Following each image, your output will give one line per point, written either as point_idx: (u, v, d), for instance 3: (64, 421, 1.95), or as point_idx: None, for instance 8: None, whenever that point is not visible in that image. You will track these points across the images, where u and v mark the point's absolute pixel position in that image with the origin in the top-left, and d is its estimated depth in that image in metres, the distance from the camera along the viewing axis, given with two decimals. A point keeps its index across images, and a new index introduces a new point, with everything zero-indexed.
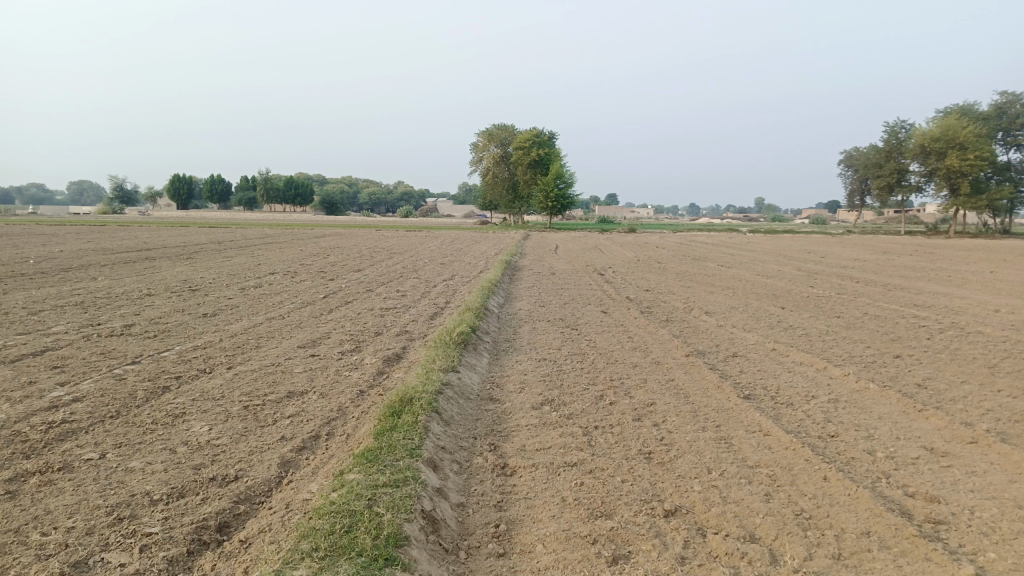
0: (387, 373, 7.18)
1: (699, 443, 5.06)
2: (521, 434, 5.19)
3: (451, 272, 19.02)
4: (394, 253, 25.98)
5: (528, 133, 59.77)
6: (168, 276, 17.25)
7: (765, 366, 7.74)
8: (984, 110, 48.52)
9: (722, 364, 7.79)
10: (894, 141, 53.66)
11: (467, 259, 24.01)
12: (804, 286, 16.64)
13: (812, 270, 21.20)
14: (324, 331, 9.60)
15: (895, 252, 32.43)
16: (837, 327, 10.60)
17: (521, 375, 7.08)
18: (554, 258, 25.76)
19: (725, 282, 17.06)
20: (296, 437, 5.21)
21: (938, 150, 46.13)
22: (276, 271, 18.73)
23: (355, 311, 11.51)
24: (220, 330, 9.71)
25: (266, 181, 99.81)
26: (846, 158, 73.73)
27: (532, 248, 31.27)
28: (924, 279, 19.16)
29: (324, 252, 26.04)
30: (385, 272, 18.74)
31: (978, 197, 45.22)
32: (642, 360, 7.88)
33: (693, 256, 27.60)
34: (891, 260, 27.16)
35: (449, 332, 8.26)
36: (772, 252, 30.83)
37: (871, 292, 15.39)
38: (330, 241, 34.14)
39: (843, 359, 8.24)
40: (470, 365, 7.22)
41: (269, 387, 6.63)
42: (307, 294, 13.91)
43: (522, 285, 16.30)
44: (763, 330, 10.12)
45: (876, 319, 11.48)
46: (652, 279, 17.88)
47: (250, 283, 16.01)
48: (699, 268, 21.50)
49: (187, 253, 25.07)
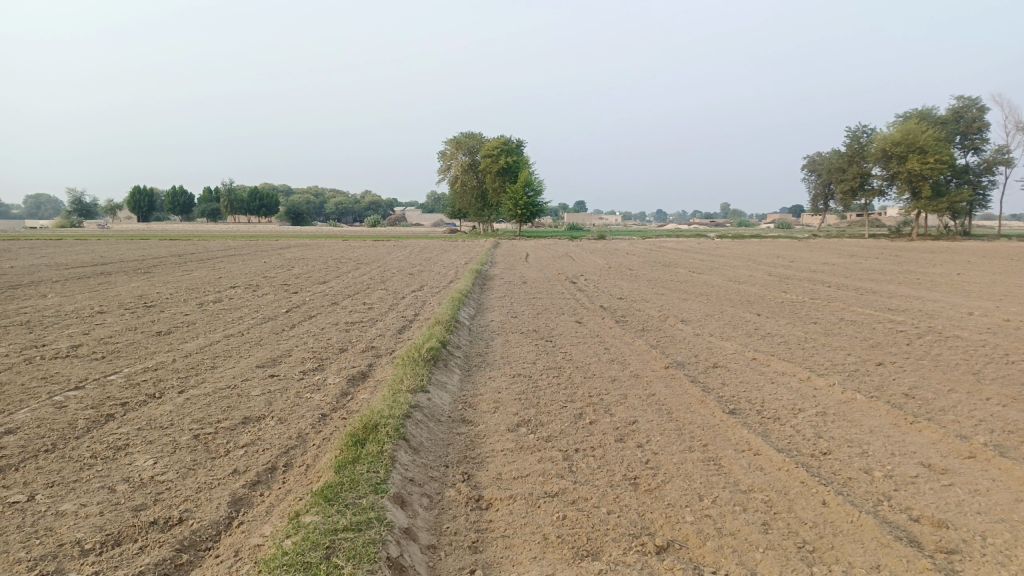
0: (352, 394, 6.74)
1: (687, 466, 4.72)
2: (496, 461, 4.81)
3: (419, 282, 18.56)
4: (361, 264, 25.44)
5: (496, 141, 59.61)
6: (123, 292, 16.55)
7: (748, 377, 7.46)
8: (942, 115, 49.51)
9: (703, 376, 7.48)
10: (856, 146, 54.49)
11: (437, 269, 23.62)
12: (777, 291, 16.52)
13: (784, 275, 21.17)
14: (286, 349, 9.11)
15: (862, 256, 32.73)
16: (815, 334, 10.41)
17: (495, 393, 6.69)
18: (525, 266, 25.48)
19: (699, 289, 16.88)
20: (250, 471, 4.76)
21: (899, 155, 46.90)
22: (238, 285, 18.09)
23: (319, 326, 11.02)
24: (174, 350, 9.16)
25: (230, 192, 98.14)
26: (810, 163, 74.75)
27: (502, 257, 30.97)
28: (894, 282, 19.19)
29: (289, 264, 25.40)
30: (352, 283, 18.23)
31: (938, 200, 46.02)
32: (620, 373, 7.55)
33: (663, 263, 27.46)
34: (859, 263, 27.36)
35: (418, 347, 7.84)
36: (742, 257, 30.91)
37: (844, 297, 15.32)
38: (296, 252, 33.54)
39: (826, 367, 8.00)
40: (440, 383, 6.81)
41: (223, 413, 6.15)
42: (269, 308, 13.37)
43: (494, 295, 15.94)
44: (742, 339, 9.88)
45: (853, 325, 11.32)
46: (625, 287, 17.66)
47: (210, 297, 15.40)
48: (672, 275, 21.33)
49: (146, 268, 24.27)
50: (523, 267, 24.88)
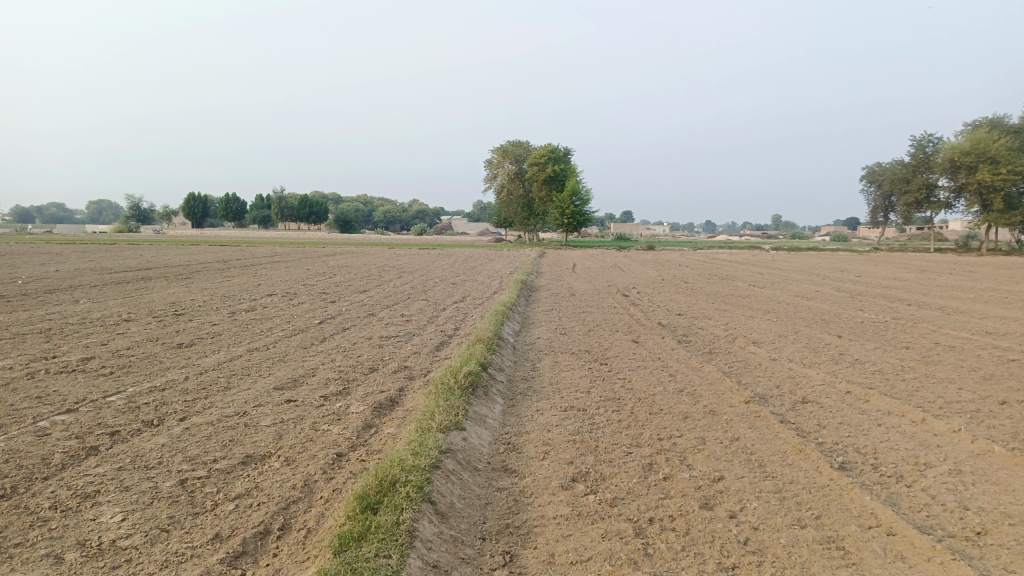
0: (375, 429, 5.72)
1: (803, 554, 3.56)
2: (547, 535, 3.71)
3: (462, 293, 17.57)
4: (404, 273, 24.73)
5: (544, 150, 58.70)
6: (156, 298, 15.95)
7: (848, 419, 6.25)
8: (1015, 123, 46.71)
9: (793, 416, 6.26)
10: (922, 155, 51.87)
11: (481, 278, 22.68)
12: (853, 309, 15.05)
13: (854, 291, 19.57)
14: (310, 367, 8.16)
15: (931, 270, 30.58)
16: (912, 361, 9.06)
17: (545, 430, 5.59)
18: (573, 277, 24.32)
19: (764, 305, 15.54)
20: (236, 537, 3.75)
21: (969, 165, 44.26)
22: (275, 292, 17.37)
23: (350, 340, 10.08)
24: (189, 365, 8.29)
25: (279, 199, 99.19)
26: (869, 172, 71.54)
27: (549, 267, 29.96)
28: (979, 301, 17.47)
29: (332, 272, 24.75)
30: (392, 293, 17.39)
31: (1011, 213, 43.20)
32: (693, 408, 6.37)
33: (718, 275, 26.04)
34: (933, 279, 25.47)
35: (454, 372, 6.74)
36: (802, 271, 29.17)
37: (930, 317, 13.80)
38: (338, 259, 33.06)
39: (939, 406, 6.72)
40: (478, 418, 5.74)
41: (222, 450, 5.19)
42: (301, 319, 12.50)
43: (541, 307, 14.89)
44: (827, 367, 8.60)
45: (951, 351, 9.89)
46: (682, 301, 16.42)
47: (242, 305, 14.65)
48: (731, 289, 19.98)
49: (186, 273, 23.87)
50: (571, 278, 23.75)
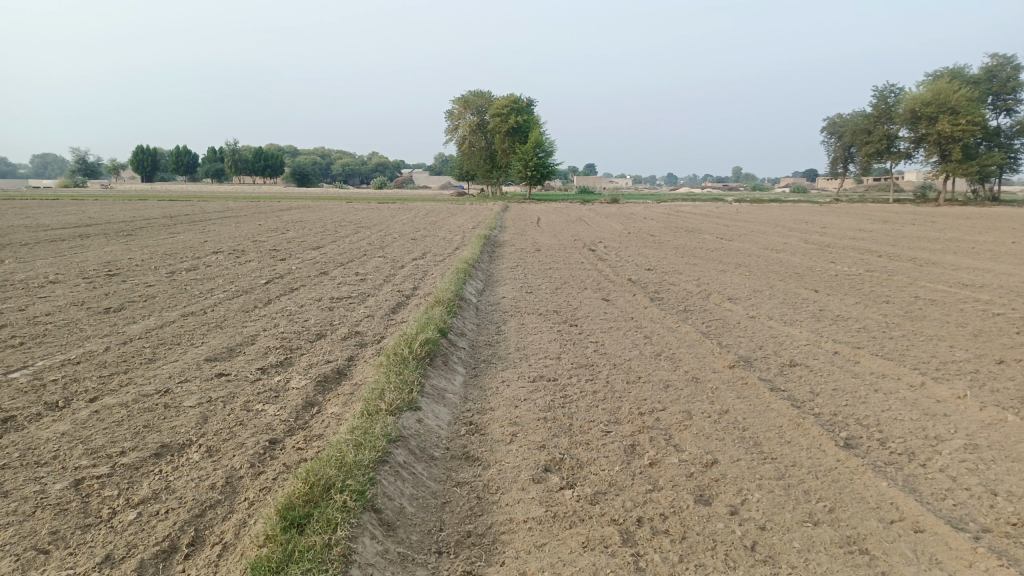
0: (317, 409, 4.98)
1: (824, 563, 2.96)
2: (516, 545, 3.06)
3: (421, 249, 16.74)
4: (361, 228, 23.71)
5: (506, 99, 57.25)
6: (90, 257, 14.76)
7: (842, 385, 5.72)
8: (975, 73, 46.72)
9: (783, 383, 5.69)
10: (883, 106, 51.78)
11: (443, 233, 21.85)
12: (824, 261, 14.65)
13: (823, 243, 19.24)
14: (248, 334, 7.32)
15: (894, 221, 30.50)
16: (895, 317, 8.61)
17: (512, 406, 4.92)
18: (537, 231, 23.63)
19: (734, 258, 15.05)
20: (130, 560, 3.02)
21: (929, 115, 44.19)
22: (221, 250, 16.29)
23: (297, 302, 9.25)
24: (112, 334, 7.39)
25: (232, 152, 95.63)
26: (829, 124, 71.46)
27: (512, 221, 29.20)
28: (946, 252, 17.24)
29: (283, 228, 23.56)
30: (347, 250, 16.49)
31: (969, 163, 43.45)
32: (674, 376, 5.76)
33: (684, 228, 25.60)
34: (897, 230, 25.37)
35: (409, 340, 5.99)
36: (767, 223, 28.87)
37: (904, 269, 13.46)
38: (293, 214, 31.60)
39: (936, 368, 6.23)
40: (435, 393, 5.04)
41: (133, 439, 4.41)
42: (246, 279, 11.56)
43: (505, 264, 14.18)
44: (809, 324, 8.09)
45: (932, 305, 9.47)
46: (650, 255, 15.85)
47: (184, 265, 13.60)
48: (698, 242, 19.51)
49: (129, 230, 22.47)
50: (535, 232, 23.06)
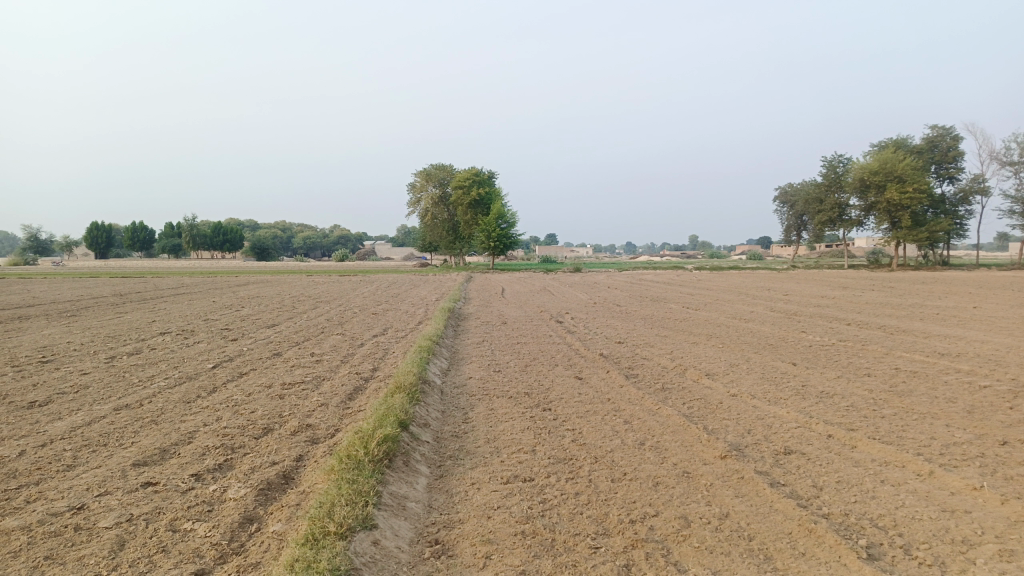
0: (257, 528, 4.28)
1: None
2: None
3: (383, 325, 16.10)
4: (320, 303, 23.05)
5: (467, 172, 57.77)
6: (25, 342, 13.74)
7: (846, 476, 5.21)
8: (917, 144, 48.64)
9: (782, 476, 5.16)
10: (833, 175, 53.38)
11: (405, 307, 21.26)
12: (796, 331, 14.39)
13: (791, 311, 19.13)
14: (186, 431, 6.55)
15: (854, 287, 30.84)
16: (882, 392, 8.21)
17: (483, 518, 4.26)
18: (502, 303, 23.20)
19: (705, 330, 14.71)
20: None
21: (878, 184, 45.63)
22: (169, 330, 15.38)
23: (246, 390, 8.50)
24: (30, 435, 6.55)
25: (191, 226, 94.32)
26: (782, 193, 73.69)
27: (476, 293, 28.80)
28: (913, 319, 17.17)
29: (239, 304, 22.70)
30: (304, 327, 15.76)
31: (918, 230, 44.72)
32: (663, 471, 5.19)
33: (650, 297, 25.43)
34: (858, 296, 25.56)
35: (364, 439, 5.32)
36: (731, 291, 28.90)
37: (877, 338, 13.23)
38: (251, 289, 30.71)
39: (942, 452, 5.76)
40: (394, 506, 4.36)
41: None
42: (192, 364, 10.75)
43: (470, 339, 13.61)
44: (795, 403, 7.64)
45: (916, 378, 9.11)
46: (619, 327, 15.45)
47: (126, 348, 12.71)
48: (666, 312, 19.24)
49: (72, 311, 21.34)
50: (500, 304, 22.59)
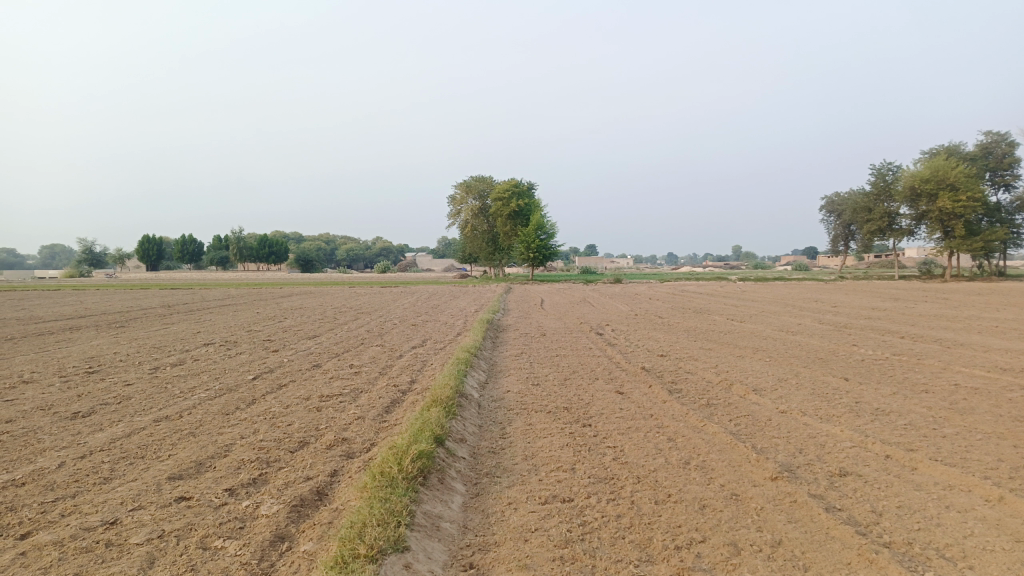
0: (288, 547, 4.17)
1: None
2: None
3: (422, 336, 16.04)
4: (361, 314, 23.13)
5: (506, 184, 57.84)
6: (74, 353, 14.04)
7: (907, 500, 4.89)
8: (971, 150, 47.04)
9: (838, 499, 4.86)
10: (882, 183, 51.91)
11: (445, 318, 21.21)
12: (846, 344, 13.87)
13: (840, 323, 18.50)
14: (222, 444, 6.51)
15: (906, 299, 29.80)
16: (942, 410, 7.78)
17: (519, 541, 4.08)
18: (542, 315, 23.01)
19: (751, 342, 14.29)
20: None
21: (929, 192, 44.20)
22: (213, 341, 15.58)
23: (283, 402, 8.47)
24: (72, 446, 6.59)
25: (237, 238, 96.35)
26: (828, 203, 72.05)
27: (516, 304, 28.65)
28: (970, 332, 16.43)
29: (281, 316, 22.94)
30: (343, 339, 15.81)
31: (973, 239, 43.17)
32: (709, 492, 4.94)
33: (693, 309, 24.94)
34: (911, 308, 24.65)
35: (399, 455, 5.19)
36: (777, 302, 28.19)
37: (934, 352, 12.66)
38: (294, 301, 31.09)
39: (1013, 476, 5.37)
40: (427, 526, 4.20)
41: None
42: (233, 375, 10.80)
43: (508, 351, 13.45)
44: (849, 420, 7.28)
45: (977, 395, 8.63)
46: (661, 339, 15.12)
47: (169, 359, 12.87)
48: (709, 324, 18.81)
49: (121, 322, 21.82)
50: (540, 316, 22.42)
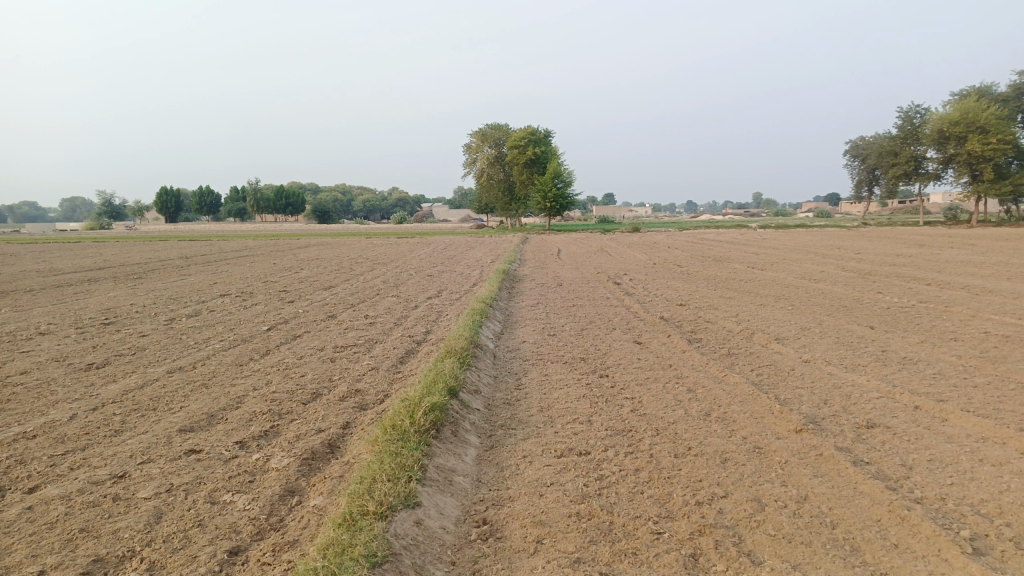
0: (298, 502, 4.07)
1: None
2: None
3: (437, 286, 15.92)
4: (377, 264, 23.05)
5: (522, 131, 56.97)
6: (91, 304, 14.08)
7: (939, 453, 4.69)
8: (1003, 91, 45.42)
9: (866, 453, 4.67)
10: (909, 126, 50.43)
11: (461, 268, 21.06)
12: (870, 292, 13.55)
13: (863, 270, 18.10)
14: (235, 396, 6.43)
15: (931, 245, 29.18)
16: (972, 359, 7.53)
17: (533, 496, 3.94)
18: (559, 264, 22.79)
19: (772, 290, 14.01)
20: None
21: (958, 135, 42.88)
22: (229, 292, 15.55)
23: (297, 353, 8.38)
24: (84, 398, 6.54)
25: (254, 190, 96.28)
26: (852, 148, 70.40)
27: (533, 253, 28.44)
28: (999, 278, 16.00)
29: (298, 266, 22.91)
30: (359, 289, 15.71)
31: (1001, 183, 42.02)
32: (731, 446, 4.77)
33: (712, 257, 24.58)
34: (937, 254, 24.11)
35: (411, 408, 5.06)
36: (798, 250, 27.71)
37: (962, 299, 12.31)
38: (312, 252, 31.10)
39: None
40: (439, 481, 4.07)
41: (59, 550, 3.49)
42: (247, 326, 10.74)
43: (525, 301, 13.29)
44: (875, 370, 7.06)
45: (1009, 343, 8.34)
46: (680, 288, 14.86)
47: (185, 310, 12.84)
48: (729, 272, 18.50)
49: (139, 273, 21.90)
50: (557, 265, 22.20)
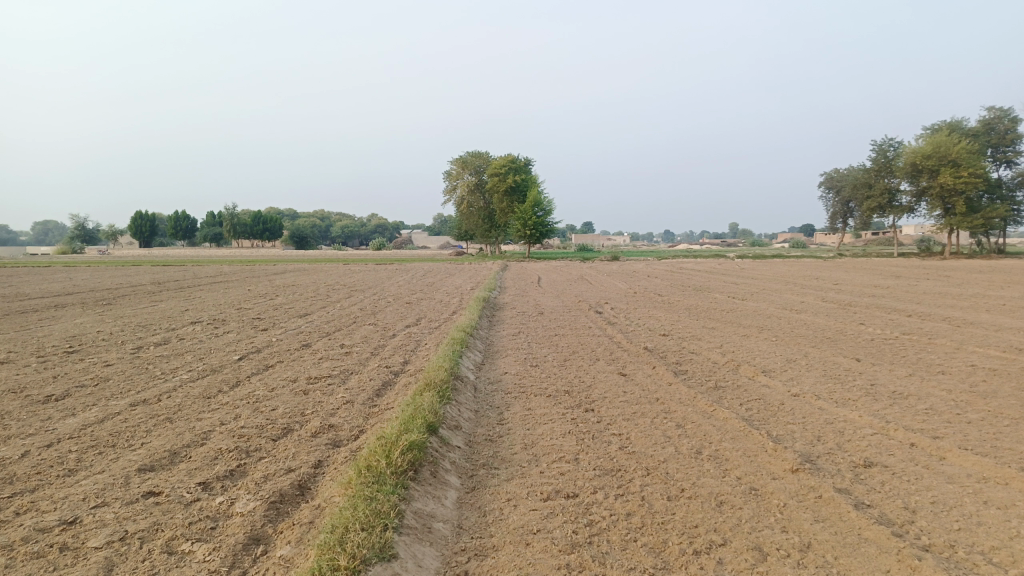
0: (264, 552, 3.74)
1: None
2: None
3: (416, 315, 15.61)
4: (355, 292, 22.67)
5: (503, 159, 57.12)
6: (56, 331, 13.59)
7: (942, 495, 4.48)
8: (972, 126, 46.44)
9: (867, 495, 4.46)
10: (882, 159, 51.32)
11: (440, 296, 20.77)
12: (853, 323, 13.47)
13: (844, 301, 18.09)
14: (200, 431, 6.08)
15: (907, 276, 29.44)
16: (962, 393, 7.38)
17: (519, 546, 3.66)
18: (539, 292, 22.58)
19: (754, 321, 13.89)
20: None
21: (931, 168, 43.63)
22: (200, 320, 15.11)
23: (269, 385, 8.03)
24: (39, 433, 6.15)
25: (231, 215, 95.35)
26: (827, 179, 71.49)
27: (512, 281, 28.25)
28: (978, 310, 16.02)
29: (273, 293, 22.46)
30: (335, 317, 15.36)
31: (973, 215, 42.73)
32: (726, 487, 4.53)
33: (692, 286, 24.52)
34: (914, 286, 24.27)
35: (387, 446, 4.76)
36: (777, 280, 27.78)
37: (945, 331, 12.26)
38: (288, 278, 30.60)
39: None
40: (417, 529, 3.78)
41: None
42: (218, 355, 10.36)
43: (506, 330, 13.03)
44: (867, 405, 6.89)
45: (998, 377, 8.22)
46: (662, 318, 14.70)
47: (154, 338, 12.41)
48: (710, 302, 18.41)
49: (108, 299, 21.31)
50: (537, 294, 21.99)
